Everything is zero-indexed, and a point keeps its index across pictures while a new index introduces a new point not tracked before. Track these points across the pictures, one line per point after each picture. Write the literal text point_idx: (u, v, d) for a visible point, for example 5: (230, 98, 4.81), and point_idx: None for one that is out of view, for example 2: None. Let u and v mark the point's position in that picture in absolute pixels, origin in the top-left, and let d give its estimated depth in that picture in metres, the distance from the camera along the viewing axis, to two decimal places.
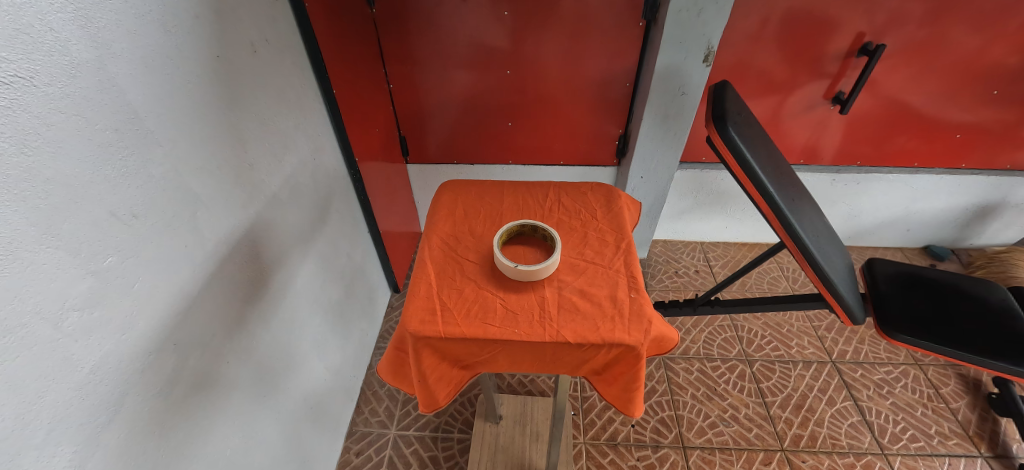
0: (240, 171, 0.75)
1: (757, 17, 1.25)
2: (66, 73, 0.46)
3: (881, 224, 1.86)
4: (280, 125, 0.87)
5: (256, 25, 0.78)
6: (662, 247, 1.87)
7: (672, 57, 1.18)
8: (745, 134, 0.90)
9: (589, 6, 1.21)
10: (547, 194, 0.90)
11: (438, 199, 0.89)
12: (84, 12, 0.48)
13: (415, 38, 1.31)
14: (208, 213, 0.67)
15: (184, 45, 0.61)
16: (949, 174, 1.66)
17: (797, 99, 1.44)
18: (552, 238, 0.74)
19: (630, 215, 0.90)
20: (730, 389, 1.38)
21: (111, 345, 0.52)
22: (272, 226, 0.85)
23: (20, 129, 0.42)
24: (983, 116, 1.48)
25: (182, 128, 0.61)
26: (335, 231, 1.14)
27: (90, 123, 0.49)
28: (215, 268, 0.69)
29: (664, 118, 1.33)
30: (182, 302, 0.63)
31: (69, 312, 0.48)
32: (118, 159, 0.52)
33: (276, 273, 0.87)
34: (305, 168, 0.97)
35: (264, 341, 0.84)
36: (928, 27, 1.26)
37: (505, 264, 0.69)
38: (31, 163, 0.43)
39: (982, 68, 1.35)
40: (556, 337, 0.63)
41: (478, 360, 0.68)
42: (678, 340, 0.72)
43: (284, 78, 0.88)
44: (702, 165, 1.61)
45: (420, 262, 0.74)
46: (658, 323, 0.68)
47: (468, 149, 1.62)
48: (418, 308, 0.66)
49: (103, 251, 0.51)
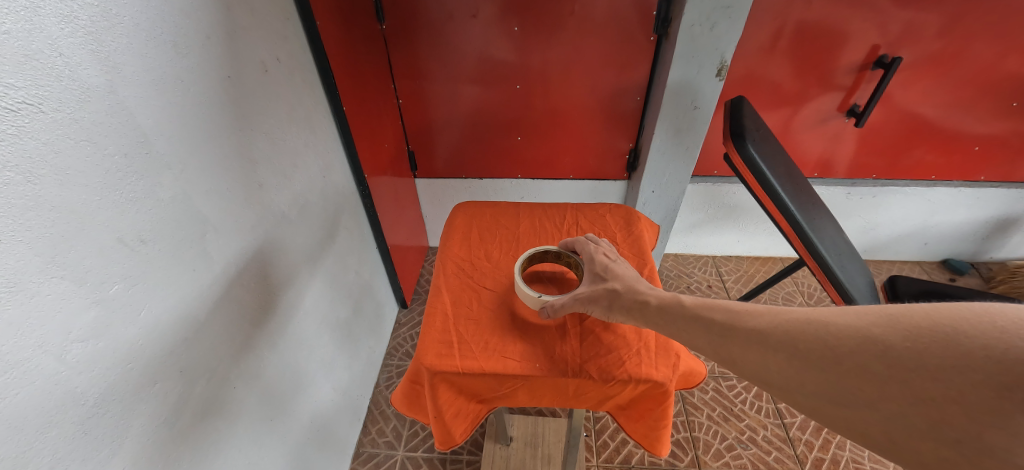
0: (249, 191, 0.74)
1: (769, 30, 1.23)
2: (75, 98, 0.45)
3: (898, 237, 1.82)
4: (290, 144, 0.86)
5: (268, 45, 0.78)
6: (673, 261, 1.84)
7: (684, 71, 1.17)
8: (766, 152, 0.89)
9: (598, 19, 1.20)
10: (563, 217, 0.89)
11: (453, 221, 0.88)
12: (96, 36, 0.47)
13: (424, 53, 1.30)
14: (217, 236, 0.66)
15: (195, 67, 0.61)
16: (968, 187, 1.62)
17: (810, 112, 1.42)
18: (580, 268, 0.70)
19: (650, 238, 0.88)
20: (747, 410, 1.34)
21: (117, 375, 0.51)
22: (281, 247, 0.83)
23: (26, 157, 0.41)
24: (1001, 128, 1.45)
25: (191, 150, 0.60)
26: (344, 249, 1.12)
27: (99, 148, 0.48)
28: (223, 291, 0.68)
29: (677, 133, 1.31)
30: (191, 328, 0.62)
31: (73, 344, 0.46)
32: (126, 185, 0.51)
33: (284, 294, 0.85)
34: (314, 186, 0.96)
35: (271, 364, 0.82)
36: (944, 39, 1.24)
37: (526, 293, 0.67)
38: (38, 192, 0.42)
39: (1001, 79, 1.32)
40: (578, 373, 0.61)
41: (497, 395, 0.65)
42: (705, 374, 0.69)
43: (295, 96, 0.87)
44: (714, 179, 1.58)
45: (435, 291, 0.73)
46: (686, 357, 0.66)
47: (478, 163, 1.61)
48: (435, 340, 0.65)
49: (110, 278, 0.49)
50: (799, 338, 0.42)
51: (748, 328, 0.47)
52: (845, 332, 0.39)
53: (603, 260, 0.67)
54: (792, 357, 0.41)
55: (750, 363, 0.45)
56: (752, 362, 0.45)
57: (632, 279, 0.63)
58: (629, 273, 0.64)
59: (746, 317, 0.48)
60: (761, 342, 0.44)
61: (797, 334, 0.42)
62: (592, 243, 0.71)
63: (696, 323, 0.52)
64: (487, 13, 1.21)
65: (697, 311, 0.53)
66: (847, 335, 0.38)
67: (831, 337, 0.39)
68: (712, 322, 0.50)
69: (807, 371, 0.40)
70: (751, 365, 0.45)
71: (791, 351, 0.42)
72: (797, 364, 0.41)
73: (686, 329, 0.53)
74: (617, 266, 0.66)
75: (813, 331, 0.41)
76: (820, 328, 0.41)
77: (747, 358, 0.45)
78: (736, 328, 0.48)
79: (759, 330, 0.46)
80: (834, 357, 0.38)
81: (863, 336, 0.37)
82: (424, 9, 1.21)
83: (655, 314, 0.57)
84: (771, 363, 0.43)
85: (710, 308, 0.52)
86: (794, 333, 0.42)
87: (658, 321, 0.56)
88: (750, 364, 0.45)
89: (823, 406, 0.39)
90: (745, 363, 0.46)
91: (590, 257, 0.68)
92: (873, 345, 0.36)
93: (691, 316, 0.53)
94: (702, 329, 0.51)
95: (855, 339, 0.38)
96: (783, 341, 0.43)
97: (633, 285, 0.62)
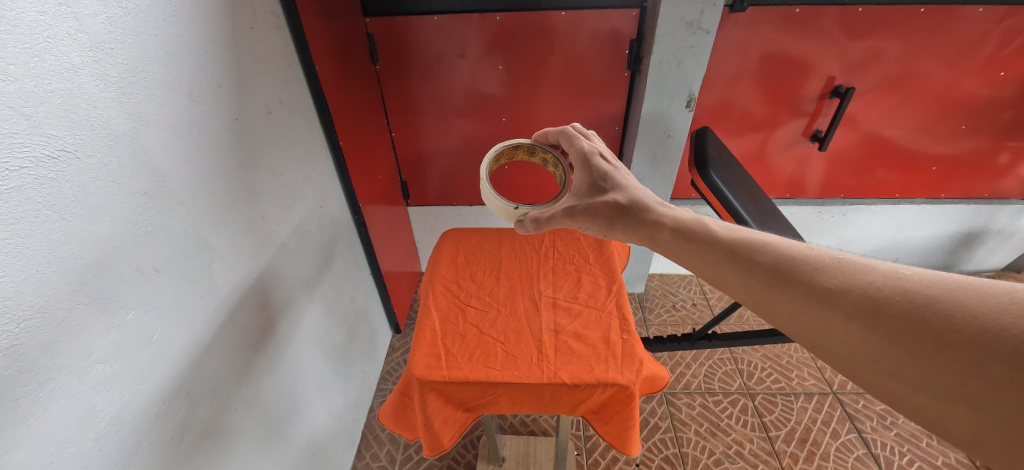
0: (252, 223, 0.79)
1: (734, 64, 1.33)
2: (105, 145, 0.51)
3: (871, 253, 1.94)
4: (290, 177, 0.92)
5: (271, 89, 0.85)
6: (658, 281, 1.90)
7: (657, 103, 1.27)
8: (730, 179, 1.03)
9: (577, 56, 1.30)
10: (542, 240, 0.99)
11: (441, 246, 0.97)
12: (125, 90, 0.53)
13: (416, 89, 1.39)
14: (222, 264, 0.71)
15: (207, 111, 0.67)
16: (931, 204, 1.72)
17: (779, 137, 1.52)
18: (564, 175, 0.91)
19: (621, 259, 0.97)
20: (733, 424, 1.37)
21: (129, 394, 0.55)
22: (280, 275, 0.88)
23: (62, 197, 0.47)
24: (958, 148, 1.55)
25: (202, 186, 0.66)
26: (339, 274, 1.17)
27: (124, 188, 0.53)
28: (227, 316, 0.72)
29: (653, 160, 1.42)
30: (196, 351, 0.66)
31: (93, 365, 0.51)
32: (145, 219, 0.57)
33: (282, 319, 0.89)
34: (312, 216, 1.02)
35: (269, 387, 0.85)
36: (895, 70, 1.34)
37: (505, 208, 0.88)
38: (69, 227, 0.47)
39: (952, 104, 1.42)
40: (553, 378, 0.68)
41: (481, 402, 0.72)
42: (668, 379, 0.78)
43: (295, 133, 0.94)
44: (692, 202, 1.67)
45: (425, 309, 0.81)
46: (649, 363, 0.75)
47: (467, 191, 1.68)
48: (424, 354, 0.72)
49: (127, 305, 0.54)
50: (893, 314, 0.44)
51: (820, 287, 0.50)
52: (957, 319, 0.40)
53: (602, 175, 0.78)
54: (877, 331, 0.44)
55: (814, 326, 0.49)
56: (821, 325, 0.49)
57: (627, 191, 0.75)
58: (622, 183, 0.76)
59: (818, 275, 0.51)
60: (835, 305, 0.48)
61: (887, 306, 0.44)
62: (579, 143, 0.83)
63: (745, 274, 0.56)
64: (474, 52, 1.30)
65: (752, 259, 0.57)
66: (958, 325, 0.40)
67: (937, 322, 0.41)
68: (774, 273, 0.54)
69: (891, 350, 0.43)
70: (813, 326, 0.49)
71: (877, 325, 0.44)
72: (883, 341, 0.44)
73: (737, 278, 0.57)
74: (612, 176, 0.78)
75: (912, 309, 0.43)
76: (922, 306, 0.43)
77: (811, 321, 0.50)
78: (803, 283, 0.51)
79: (832, 291, 0.48)
80: (935, 342, 0.41)
81: (983, 328, 0.39)
82: (415, 49, 1.30)
83: (682, 246, 0.66)
84: (845, 331, 0.46)
85: (767, 256, 0.56)
86: (886, 305, 0.45)
87: (675, 248, 0.67)
88: (817, 327, 0.49)
89: (891, 383, 0.44)
90: (812, 324, 0.49)
91: (599, 172, 0.79)
92: (994, 341, 0.38)
93: (741, 264, 0.57)
94: (760, 279, 0.55)
95: (972, 330, 0.39)
96: (868, 311, 0.45)
97: (632, 200, 0.74)
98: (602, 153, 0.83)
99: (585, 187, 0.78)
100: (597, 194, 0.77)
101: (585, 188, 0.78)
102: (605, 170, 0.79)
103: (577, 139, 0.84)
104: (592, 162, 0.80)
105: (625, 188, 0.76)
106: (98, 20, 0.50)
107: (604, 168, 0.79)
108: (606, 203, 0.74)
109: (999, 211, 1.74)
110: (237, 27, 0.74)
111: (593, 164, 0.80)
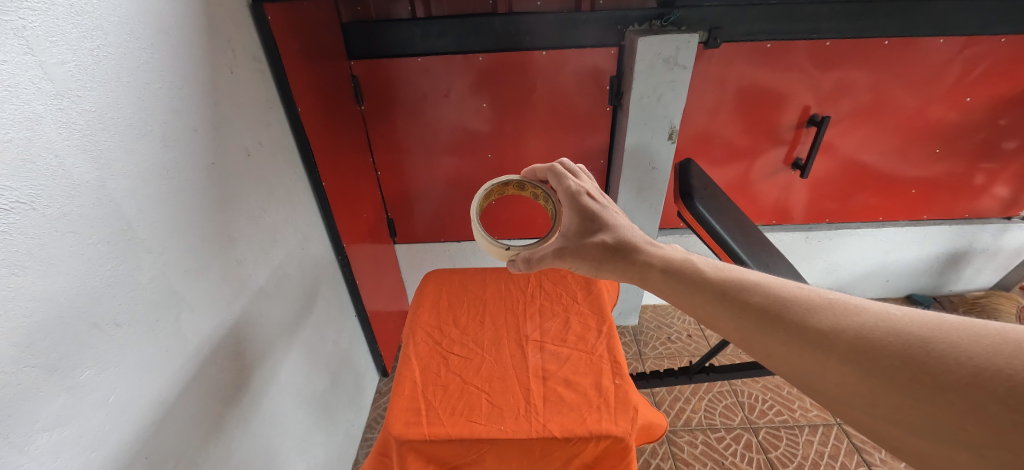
0: (226, 269, 0.76)
1: (712, 96, 1.37)
2: (65, 194, 0.48)
3: (861, 276, 1.94)
4: (269, 219, 0.90)
5: (250, 131, 0.84)
6: (652, 313, 1.88)
7: (640, 136, 1.30)
8: (717, 210, 1.04)
9: (560, 92, 1.32)
10: (528, 279, 0.96)
11: (424, 288, 0.94)
12: (91, 137, 0.51)
13: (402, 128, 1.40)
14: (192, 314, 0.67)
15: (181, 156, 0.65)
16: (914, 226, 1.75)
17: (761, 166, 1.54)
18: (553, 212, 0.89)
19: (610, 296, 0.95)
20: (739, 462, 1.32)
21: (78, 465, 0.50)
22: (256, 323, 0.84)
23: (15, 252, 0.44)
24: (934, 171, 1.58)
25: (173, 234, 0.64)
26: (321, 318, 1.13)
27: (84, 239, 0.51)
28: (196, 370, 0.68)
29: (639, 191, 1.44)
30: (159, 410, 0.61)
31: (38, 434, 0.46)
32: (106, 270, 0.53)
33: (258, 369, 0.84)
34: (293, 258, 0.99)
35: (242, 446, 0.79)
36: (867, 96, 1.39)
37: (499, 252, 0.87)
38: (19, 282, 0.44)
39: (923, 128, 1.47)
40: (543, 432, 0.65)
41: (466, 461, 0.67)
42: (665, 426, 0.74)
43: (275, 175, 0.92)
44: (679, 231, 1.67)
45: (406, 359, 0.78)
46: (645, 410, 0.71)
47: (455, 227, 1.66)
48: (404, 409, 0.68)
49: (81, 364, 0.50)
50: (885, 354, 0.42)
51: (811, 327, 0.48)
52: (951, 360, 0.39)
53: (591, 214, 0.77)
54: (871, 372, 0.42)
55: (806, 368, 0.47)
56: (813, 367, 0.46)
57: (616, 230, 0.74)
58: (610, 223, 0.75)
59: (810, 315, 0.49)
60: (827, 346, 0.46)
61: (882, 348, 0.42)
62: (568, 181, 0.82)
63: (736, 315, 0.54)
64: (459, 91, 1.32)
65: (743, 299, 0.55)
66: (953, 365, 0.38)
67: (932, 363, 0.39)
68: (764, 314, 0.52)
69: (887, 393, 0.41)
70: (806, 368, 0.47)
71: (870, 366, 0.42)
72: (878, 383, 0.42)
73: (729, 319, 0.55)
74: (600, 215, 0.77)
75: (904, 349, 0.41)
76: (914, 348, 0.41)
77: (803, 363, 0.47)
78: (795, 323, 0.49)
79: (823, 332, 0.47)
80: (931, 384, 0.39)
81: (980, 368, 0.37)
82: (401, 90, 1.32)
83: (673, 287, 0.64)
84: (839, 373, 0.44)
85: (760, 297, 0.54)
86: (879, 346, 0.43)
87: (666, 288, 0.65)
88: (809, 369, 0.47)
89: (890, 428, 0.42)
90: (805, 365, 0.47)
91: (588, 211, 0.78)
92: (991, 382, 0.36)
93: (731, 304, 0.56)
94: (751, 320, 0.53)
95: (968, 371, 0.37)
96: (862, 353, 0.43)
97: (621, 240, 0.72)
98: (590, 192, 0.82)
99: (575, 228, 0.77)
100: (586, 234, 0.76)
101: (574, 228, 0.77)
102: (593, 209, 0.78)
103: (565, 178, 0.83)
104: (580, 202, 0.79)
105: (613, 227, 0.75)
106: (65, 68, 0.49)
107: (592, 208, 0.78)
108: (595, 244, 0.73)
109: (981, 231, 1.78)
110: (215, 72, 0.74)
111: (582, 204, 0.79)
